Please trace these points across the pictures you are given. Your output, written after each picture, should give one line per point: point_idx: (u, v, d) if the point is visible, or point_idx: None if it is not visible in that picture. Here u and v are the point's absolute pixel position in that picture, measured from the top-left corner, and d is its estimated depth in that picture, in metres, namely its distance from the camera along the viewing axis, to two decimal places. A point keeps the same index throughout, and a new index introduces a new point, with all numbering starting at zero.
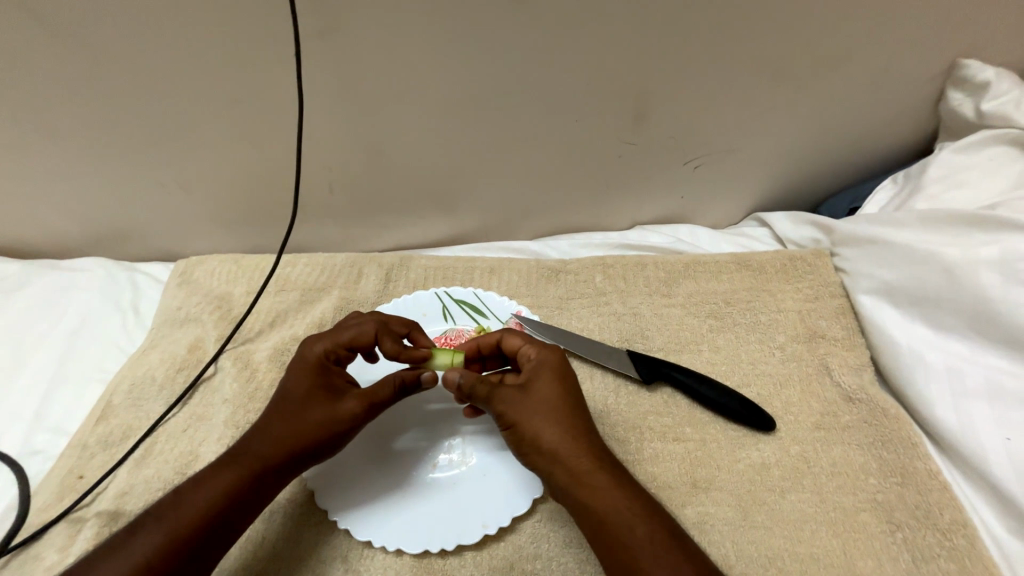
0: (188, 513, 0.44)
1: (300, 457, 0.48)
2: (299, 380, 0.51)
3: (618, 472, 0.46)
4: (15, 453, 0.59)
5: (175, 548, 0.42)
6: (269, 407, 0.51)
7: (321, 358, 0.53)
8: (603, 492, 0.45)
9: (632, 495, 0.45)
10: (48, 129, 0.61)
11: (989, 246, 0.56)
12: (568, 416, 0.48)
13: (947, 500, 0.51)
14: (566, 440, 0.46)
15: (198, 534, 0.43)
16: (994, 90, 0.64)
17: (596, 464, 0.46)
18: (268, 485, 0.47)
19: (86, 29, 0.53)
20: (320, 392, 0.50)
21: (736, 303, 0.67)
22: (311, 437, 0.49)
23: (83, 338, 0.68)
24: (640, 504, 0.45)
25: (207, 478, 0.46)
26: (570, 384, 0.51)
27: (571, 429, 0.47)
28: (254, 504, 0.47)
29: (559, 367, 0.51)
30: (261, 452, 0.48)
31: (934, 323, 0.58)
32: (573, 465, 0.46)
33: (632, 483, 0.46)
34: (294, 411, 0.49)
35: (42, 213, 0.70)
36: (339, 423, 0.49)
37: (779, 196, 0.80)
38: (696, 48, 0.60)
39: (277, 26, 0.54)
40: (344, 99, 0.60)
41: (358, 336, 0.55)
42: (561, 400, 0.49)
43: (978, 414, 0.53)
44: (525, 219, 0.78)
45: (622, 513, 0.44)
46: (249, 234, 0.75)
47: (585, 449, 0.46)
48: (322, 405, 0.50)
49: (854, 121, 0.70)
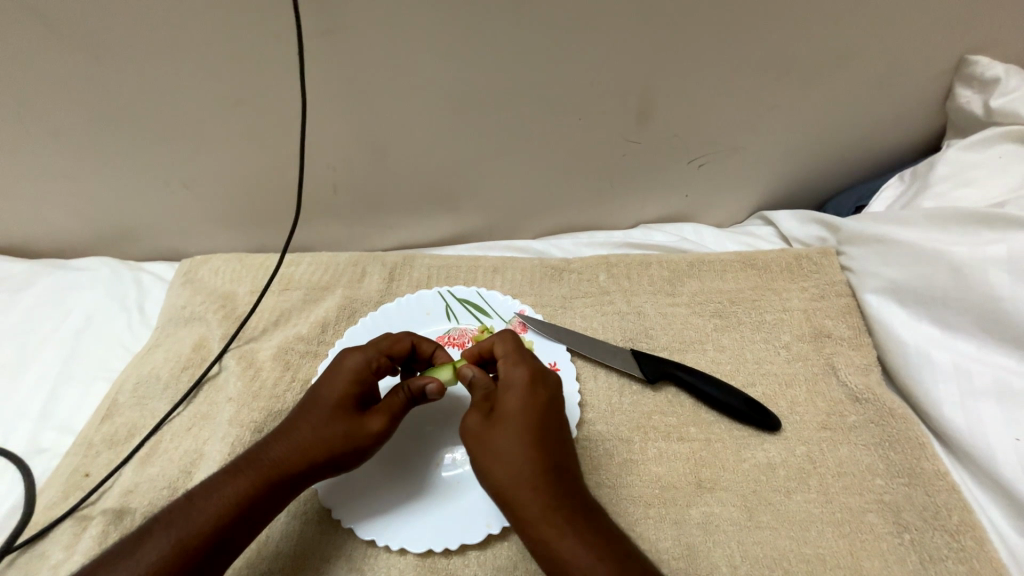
0: (198, 520, 0.44)
1: (319, 468, 0.48)
2: (333, 390, 0.51)
3: (574, 510, 0.45)
4: (21, 452, 0.60)
5: (183, 556, 0.42)
6: (291, 415, 0.51)
7: (358, 368, 0.52)
8: (549, 535, 0.43)
9: (584, 538, 0.43)
10: (53, 129, 0.61)
11: (997, 244, 0.56)
12: (520, 449, 0.46)
13: (955, 500, 0.51)
14: (512, 476, 0.45)
15: (208, 541, 0.43)
16: (1003, 87, 0.63)
17: (543, 502, 0.44)
18: (283, 494, 0.47)
19: (89, 28, 0.53)
20: (351, 404, 0.51)
21: (742, 303, 0.67)
22: (335, 449, 0.48)
23: (88, 337, 0.68)
24: (593, 548, 0.43)
25: (220, 484, 0.46)
26: (533, 414, 0.49)
27: (522, 466, 0.46)
28: (266, 512, 0.46)
29: (523, 395, 0.49)
30: (278, 460, 0.47)
31: (942, 323, 0.57)
32: (522, 507, 0.45)
33: (588, 519, 0.44)
34: (320, 420, 0.49)
35: (48, 213, 0.71)
36: (365, 438, 0.49)
37: (785, 195, 0.79)
38: (701, 46, 0.60)
39: (282, 26, 0.54)
40: (348, 98, 0.60)
41: (394, 347, 0.56)
42: (515, 432, 0.47)
43: (987, 414, 0.53)
44: (530, 217, 0.78)
45: (569, 559, 0.42)
46: (253, 233, 0.75)
47: (533, 487, 0.45)
48: (345, 417, 0.50)
49: (860, 118, 0.69)
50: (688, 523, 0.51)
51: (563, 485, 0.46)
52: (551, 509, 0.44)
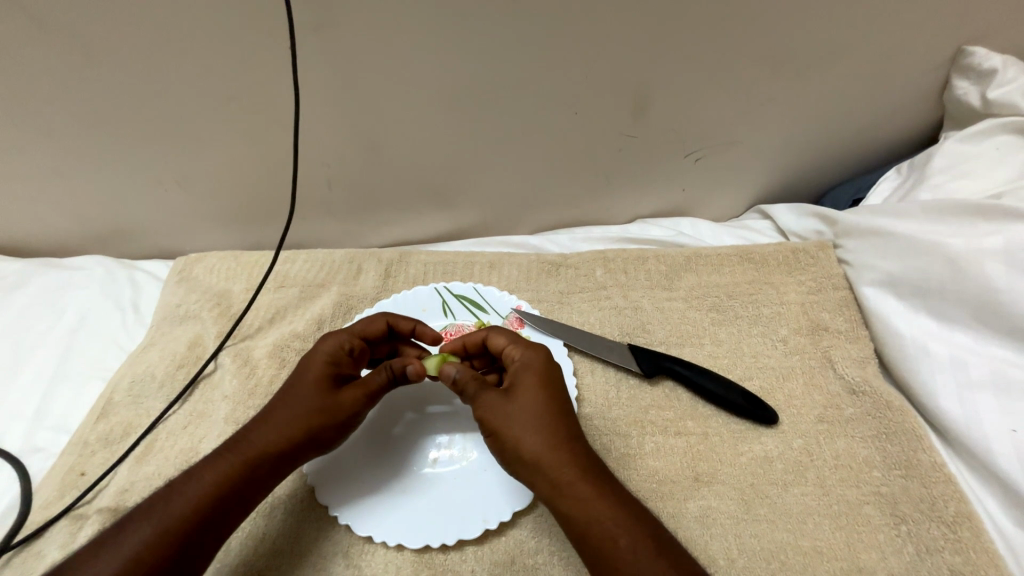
0: (179, 502, 0.44)
1: (298, 445, 0.49)
2: (308, 370, 0.52)
3: (604, 480, 0.45)
4: (16, 451, 0.59)
5: (169, 540, 0.42)
6: (270, 401, 0.51)
7: (332, 347, 0.53)
8: (585, 498, 0.44)
9: (616, 502, 0.44)
10: (44, 127, 0.61)
11: (994, 236, 0.56)
12: (549, 421, 0.47)
13: (952, 492, 0.51)
14: (545, 447, 0.45)
15: (189, 523, 0.43)
16: (1000, 78, 0.63)
17: (577, 471, 0.45)
18: (266, 476, 0.47)
19: (79, 25, 0.52)
20: (328, 386, 0.51)
21: (739, 297, 0.67)
22: (315, 428, 0.49)
23: (83, 336, 0.68)
24: (627, 513, 0.44)
25: (202, 470, 0.46)
26: (556, 388, 0.50)
27: (554, 435, 0.46)
28: (250, 496, 0.47)
29: (541, 371, 0.50)
30: (257, 440, 0.48)
31: (938, 314, 0.57)
32: (555, 474, 0.45)
33: (617, 488, 0.45)
34: (298, 401, 0.50)
35: (41, 212, 0.70)
36: (341, 412, 0.50)
37: (782, 188, 0.79)
38: (696, 39, 0.59)
39: (273, 21, 0.53)
40: (341, 93, 0.60)
41: (368, 329, 0.55)
42: (541, 406, 0.47)
43: (985, 405, 0.52)
44: (526, 213, 0.77)
45: (606, 521, 0.43)
46: (248, 231, 0.75)
47: (566, 457, 0.45)
48: (322, 398, 0.50)
49: (857, 110, 0.69)
50: (685, 516, 0.51)
51: (591, 457, 0.47)
52: (586, 478, 0.45)
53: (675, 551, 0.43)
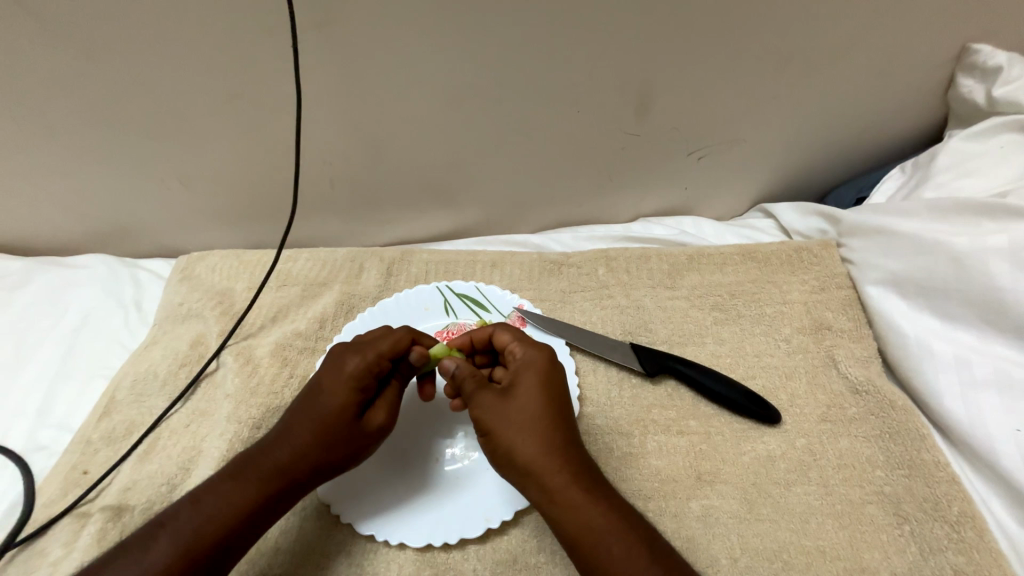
0: (204, 528, 0.44)
1: (322, 471, 0.48)
2: (334, 395, 0.50)
3: (598, 484, 0.46)
4: (20, 450, 0.60)
5: (193, 563, 0.42)
6: (290, 417, 0.50)
7: (359, 371, 0.51)
8: (579, 503, 0.44)
9: (609, 506, 0.45)
10: (47, 126, 0.61)
11: (998, 234, 0.55)
12: (546, 425, 0.47)
13: (956, 492, 0.50)
14: (541, 451, 0.45)
15: (213, 545, 0.43)
16: (1005, 76, 0.63)
17: (571, 476, 0.45)
18: (287, 496, 0.47)
19: (82, 24, 0.52)
20: (355, 409, 0.50)
21: (741, 296, 0.66)
22: (339, 452, 0.48)
23: (86, 335, 0.68)
24: (620, 518, 0.44)
25: (224, 490, 0.46)
26: (554, 389, 0.49)
27: (550, 439, 0.46)
28: (271, 516, 0.47)
29: (541, 371, 0.50)
30: (280, 464, 0.47)
31: (942, 314, 0.57)
32: (550, 477, 0.45)
33: (610, 492, 0.46)
34: (322, 424, 0.48)
35: (44, 210, 0.70)
36: (366, 439, 0.50)
37: (785, 187, 0.78)
38: (699, 37, 0.59)
39: (275, 20, 0.53)
40: (343, 92, 0.60)
41: (395, 349, 0.53)
42: (539, 409, 0.47)
43: (989, 405, 0.52)
44: (528, 211, 0.77)
45: (598, 526, 0.43)
46: (250, 230, 0.75)
47: (562, 462, 0.45)
48: (349, 422, 0.49)
49: (861, 108, 0.69)
50: (688, 516, 0.51)
51: (585, 460, 0.47)
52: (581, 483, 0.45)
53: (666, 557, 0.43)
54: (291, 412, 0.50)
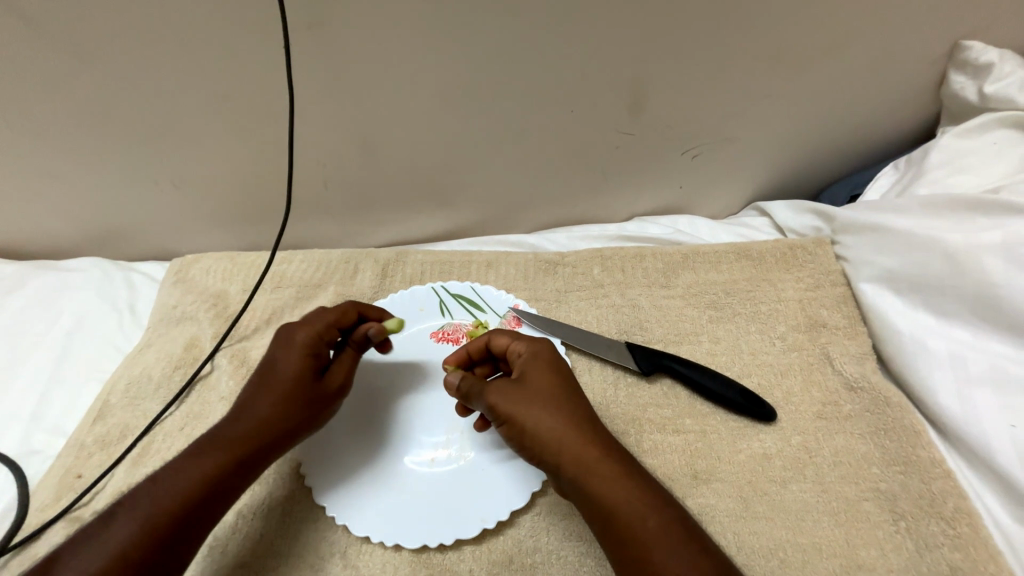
0: (166, 501, 0.43)
1: (284, 437, 0.49)
2: (288, 361, 0.52)
3: (626, 457, 0.46)
4: (13, 454, 0.59)
5: (155, 537, 0.42)
6: (247, 391, 0.51)
7: (309, 337, 0.53)
8: (612, 476, 0.44)
9: (641, 480, 0.45)
10: (39, 129, 0.61)
11: (992, 231, 0.56)
12: (566, 405, 0.48)
13: (951, 488, 0.50)
14: (567, 429, 0.46)
15: (174, 519, 0.43)
16: (997, 72, 0.63)
17: (600, 450, 0.45)
18: (248, 467, 0.47)
19: (73, 27, 0.52)
20: (310, 374, 0.52)
21: (737, 294, 0.67)
22: (298, 417, 0.50)
23: (80, 338, 0.68)
24: (651, 489, 0.44)
25: (184, 464, 0.45)
26: (564, 374, 0.51)
27: (572, 418, 0.47)
28: (235, 489, 0.47)
29: (550, 360, 0.52)
30: (244, 435, 0.48)
31: (936, 310, 0.57)
32: (578, 452, 0.45)
33: (638, 466, 0.46)
34: (279, 391, 0.50)
35: (38, 214, 0.70)
36: (327, 400, 0.52)
37: (780, 185, 0.78)
38: (693, 35, 0.59)
39: (268, 22, 0.53)
40: (337, 92, 0.60)
41: (342, 318, 0.55)
42: (557, 391, 0.49)
43: (982, 401, 0.52)
44: (523, 211, 0.77)
45: (636, 498, 0.43)
46: (245, 232, 0.75)
47: (588, 437, 0.46)
48: (306, 386, 0.51)
49: (854, 106, 0.69)
50: None
51: (611, 437, 0.47)
52: (609, 456, 0.45)
53: (699, 532, 0.43)
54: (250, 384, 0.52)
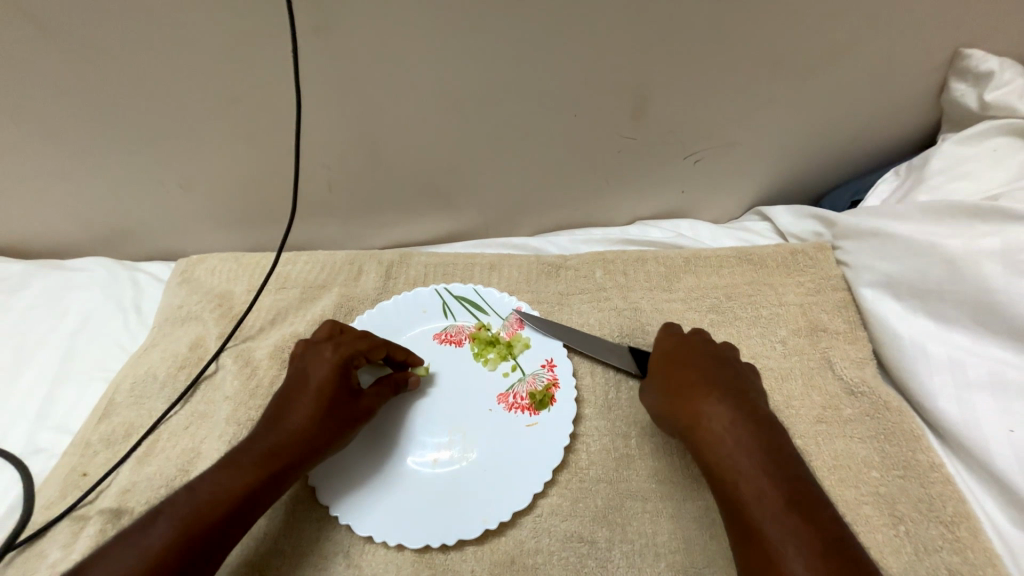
0: (200, 509, 0.44)
1: (313, 457, 0.50)
2: (318, 378, 0.53)
3: (742, 429, 0.47)
4: (19, 452, 0.60)
5: (186, 543, 0.42)
6: (277, 407, 0.53)
7: (339, 359, 0.55)
8: (715, 446, 0.47)
9: (753, 451, 0.45)
10: (49, 130, 0.61)
11: (993, 237, 0.56)
12: (685, 382, 0.52)
13: (950, 492, 0.51)
14: (680, 406, 0.51)
15: (206, 523, 0.43)
16: (997, 80, 0.63)
17: (709, 423, 0.48)
18: (280, 480, 0.48)
19: (85, 30, 0.53)
20: (341, 390, 0.53)
21: (738, 298, 0.67)
22: (331, 430, 0.51)
23: (86, 338, 0.69)
24: (757, 460, 0.45)
25: (219, 476, 0.46)
26: (691, 357, 0.54)
27: (685, 395, 0.51)
28: (267, 501, 0.47)
29: (677, 346, 0.56)
30: (271, 449, 0.49)
31: (935, 315, 0.58)
32: (688, 425, 0.49)
33: (761, 438, 0.46)
34: (309, 405, 0.52)
35: (45, 214, 0.71)
36: (359, 420, 0.53)
37: (781, 190, 0.79)
38: (695, 41, 0.60)
39: (277, 26, 0.54)
40: (344, 96, 0.60)
41: (372, 346, 0.57)
42: (675, 372, 0.53)
43: (983, 406, 0.53)
44: (526, 214, 0.78)
45: (735, 468, 0.45)
46: (249, 232, 0.76)
47: (698, 410, 0.49)
48: (340, 404, 0.52)
49: (855, 113, 0.70)
50: (685, 515, 0.51)
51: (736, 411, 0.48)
52: (717, 428, 0.47)
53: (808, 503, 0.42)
54: (276, 404, 0.53)
